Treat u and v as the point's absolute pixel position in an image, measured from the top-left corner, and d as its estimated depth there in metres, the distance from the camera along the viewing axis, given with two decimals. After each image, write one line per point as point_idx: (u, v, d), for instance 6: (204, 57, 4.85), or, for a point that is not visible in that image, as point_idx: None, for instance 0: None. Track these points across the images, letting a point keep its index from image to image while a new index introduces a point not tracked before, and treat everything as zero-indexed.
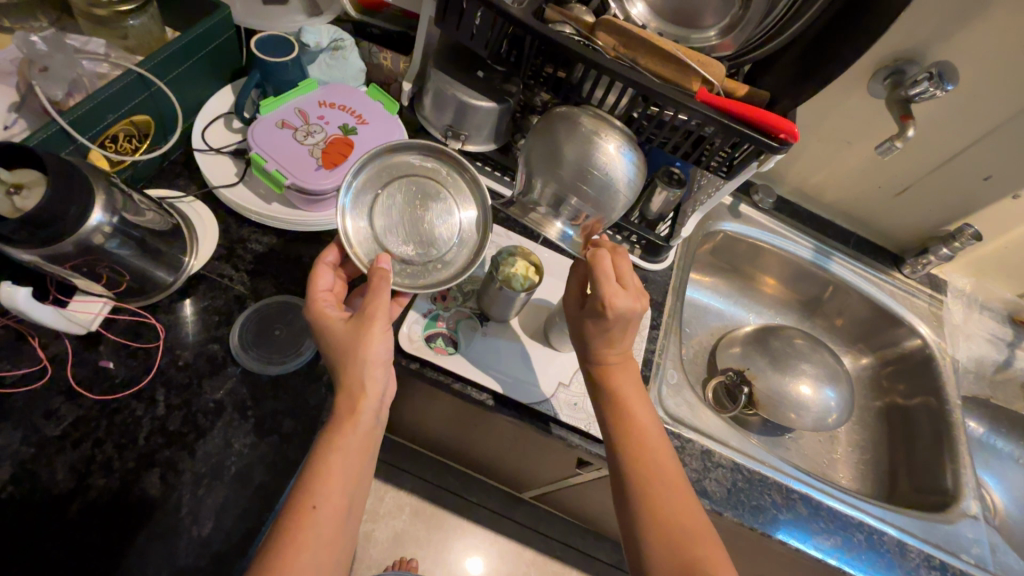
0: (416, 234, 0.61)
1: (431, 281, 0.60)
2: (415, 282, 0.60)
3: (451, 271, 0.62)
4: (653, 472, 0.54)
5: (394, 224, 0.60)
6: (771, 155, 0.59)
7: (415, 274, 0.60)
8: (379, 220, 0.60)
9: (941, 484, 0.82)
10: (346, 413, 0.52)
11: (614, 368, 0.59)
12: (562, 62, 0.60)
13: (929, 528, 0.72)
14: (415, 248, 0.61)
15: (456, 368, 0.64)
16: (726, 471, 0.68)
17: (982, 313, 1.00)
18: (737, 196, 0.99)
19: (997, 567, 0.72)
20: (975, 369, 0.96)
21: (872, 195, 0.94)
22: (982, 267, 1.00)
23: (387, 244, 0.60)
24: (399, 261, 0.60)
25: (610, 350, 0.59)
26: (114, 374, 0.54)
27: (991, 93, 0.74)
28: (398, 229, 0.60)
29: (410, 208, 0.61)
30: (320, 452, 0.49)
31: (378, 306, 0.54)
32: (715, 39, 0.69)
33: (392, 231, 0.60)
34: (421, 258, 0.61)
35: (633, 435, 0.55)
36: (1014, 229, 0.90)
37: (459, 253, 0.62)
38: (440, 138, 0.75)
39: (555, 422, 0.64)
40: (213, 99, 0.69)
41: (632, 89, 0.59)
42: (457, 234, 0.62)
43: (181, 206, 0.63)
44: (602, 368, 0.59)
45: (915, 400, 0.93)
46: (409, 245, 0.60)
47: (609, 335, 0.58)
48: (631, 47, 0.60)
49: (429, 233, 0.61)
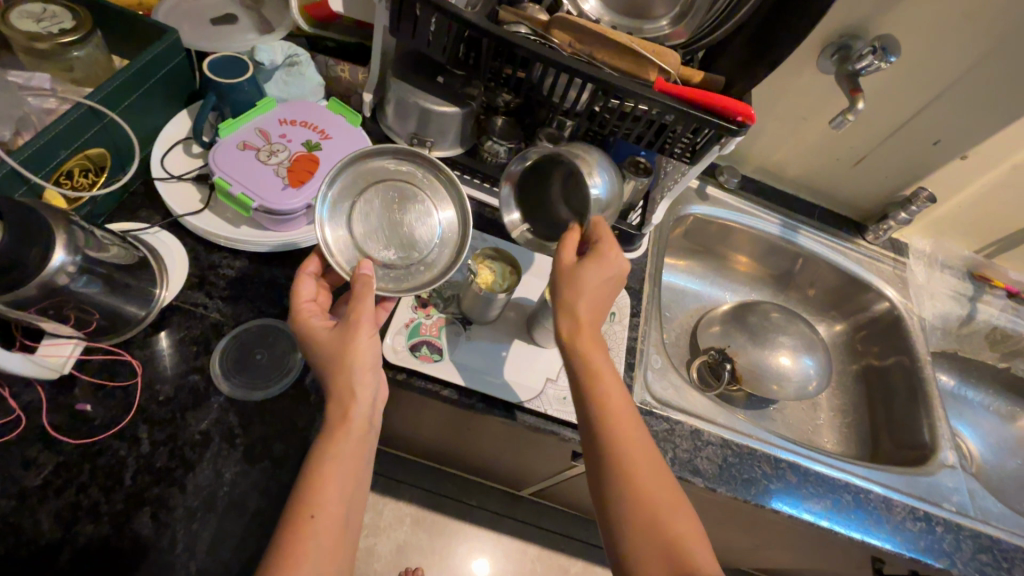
0: (397, 238, 0.60)
1: (415, 284, 0.60)
2: (400, 286, 0.60)
3: (434, 271, 0.61)
4: (632, 448, 0.54)
5: (374, 229, 0.60)
6: (731, 138, 0.60)
7: (399, 277, 0.60)
8: (359, 227, 0.59)
9: (919, 438, 0.86)
10: (339, 425, 0.52)
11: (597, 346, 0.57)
12: (520, 62, 0.61)
13: (911, 482, 0.75)
14: (397, 252, 0.60)
15: (444, 375, 0.64)
16: (717, 448, 0.69)
17: (943, 271, 1.04)
18: (703, 178, 1.01)
19: (977, 512, 0.75)
20: (941, 326, 1.00)
21: (831, 168, 0.97)
22: (939, 227, 1.04)
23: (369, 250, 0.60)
24: (382, 265, 0.60)
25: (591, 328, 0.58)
26: (94, 417, 0.53)
27: (932, 61, 0.77)
28: (378, 235, 0.60)
29: (388, 213, 0.61)
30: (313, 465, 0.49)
31: (365, 314, 0.54)
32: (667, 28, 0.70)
33: (372, 237, 0.60)
34: (404, 261, 0.60)
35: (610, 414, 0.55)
36: (964, 188, 0.95)
37: (442, 254, 0.62)
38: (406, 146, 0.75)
39: (525, 410, 0.65)
40: (169, 126, 0.67)
41: (591, 84, 0.60)
42: (438, 235, 0.62)
43: (147, 238, 0.62)
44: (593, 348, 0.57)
45: (888, 361, 0.97)
46: (391, 249, 0.60)
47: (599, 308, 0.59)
48: (586, 43, 0.61)
49: (410, 236, 0.61)
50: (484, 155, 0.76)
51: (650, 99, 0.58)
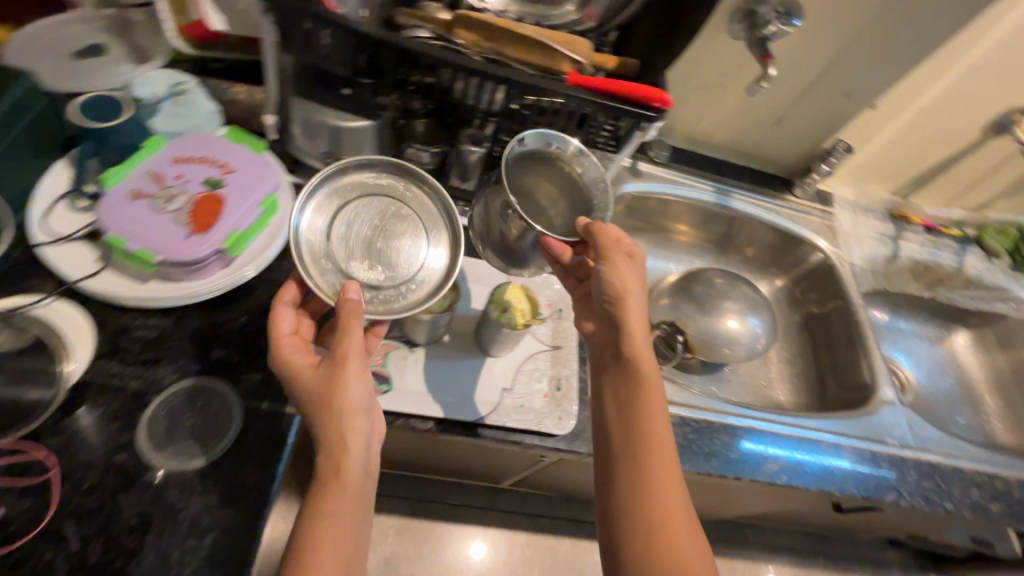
0: (381, 256, 0.58)
1: (404, 303, 0.57)
2: (389, 307, 0.56)
3: (426, 289, 0.59)
4: (661, 466, 0.55)
5: (356, 248, 0.58)
6: (651, 123, 0.61)
7: (386, 300, 0.57)
8: (340, 246, 0.57)
9: (861, 379, 0.91)
10: (344, 453, 0.52)
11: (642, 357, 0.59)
12: (425, 67, 0.58)
13: (857, 425, 0.80)
14: (383, 271, 0.58)
15: (396, 405, 0.62)
16: (677, 427, 0.71)
17: (867, 215, 1.09)
18: (635, 155, 1.01)
19: (918, 442, 0.81)
20: (870, 267, 1.06)
21: (753, 129, 0.99)
22: (859, 173, 1.09)
23: (352, 271, 0.57)
24: (368, 287, 0.57)
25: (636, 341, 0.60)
26: (7, 522, 0.47)
27: (834, 17, 0.79)
28: (361, 253, 0.58)
29: (371, 229, 0.59)
30: (316, 498, 0.50)
31: (350, 344, 0.53)
32: (573, 13, 0.68)
33: (354, 257, 0.57)
34: (390, 281, 0.58)
35: (641, 425, 0.56)
36: (877, 135, 0.99)
37: (430, 272, 0.59)
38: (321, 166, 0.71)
39: (484, 424, 0.63)
40: (47, 181, 0.60)
41: (504, 84, 0.58)
42: (427, 252, 0.60)
43: (41, 311, 0.56)
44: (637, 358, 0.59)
45: (827, 308, 1.02)
46: (376, 268, 0.58)
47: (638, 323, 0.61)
48: (493, 39, 0.58)
49: (395, 254, 0.59)
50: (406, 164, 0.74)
51: (565, 93, 0.57)
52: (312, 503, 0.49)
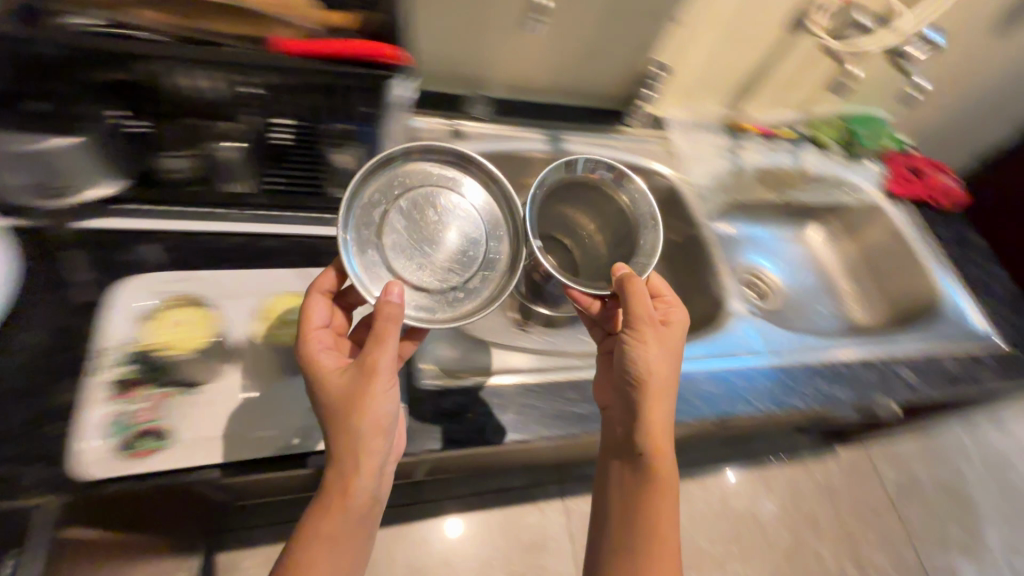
0: (428, 253, 0.58)
1: (453, 311, 0.56)
2: (433, 316, 0.54)
3: (483, 299, 0.57)
4: (661, 524, 0.57)
5: (404, 242, 0.57)
6: (399, 86, 0.55)
7: (432, 307, 0.55)
8: (388, 244, 0.56)
9: (717, 297, 0.92)
10: (335, 498, 0.49)
11: (662, 436, 0.59)
12: (109, 63, 0.48)
13: (709, 345, 0.81)
14: (431, 276, 0.57)
15: (178, 461, 0.51)
16: (523, 397, 0.67)
17: (702, 133, 1.09)
18: (450, 116, 0.92)
19: (767, 347, 0.84)
20: (714, 184, 1.06)
21: (571, 68, 0.95)
22: (688, 94, 1.08)
23: (397, 268, 0.56)
24: (418, 289, 0.56)
25: (660, 381, 0.59)
26: None
27: None
28: (404, 246, 0.57)
29: (419, 225, 0.59)
30: (301, 541, 0.48)
31: (380, 356, 0.50)
32: None
33: (401, 250, 0.57)
34: (442, 287, 0.57)
35: (666, 494, 0.58)
36: (688, 51, 0.98)
37: (488, 281, 0.58)
38: (46, 204, 0.61)
39: (314, 452, 0.55)
40: None
41: (217, 70, 0.49)
42: (468, 253, 0.59)
43: None
44: (658, 391, 0.59)
45: (681, 233, 1.01)
46: (421, 268, 0.57)
47: (661, 399, 0.59)
48: (187, 16, 0.49)
49: (448, 250, 0.59)
50: (153, 181, 0.63)
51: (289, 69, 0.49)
52: (315, 522, 0.48)
